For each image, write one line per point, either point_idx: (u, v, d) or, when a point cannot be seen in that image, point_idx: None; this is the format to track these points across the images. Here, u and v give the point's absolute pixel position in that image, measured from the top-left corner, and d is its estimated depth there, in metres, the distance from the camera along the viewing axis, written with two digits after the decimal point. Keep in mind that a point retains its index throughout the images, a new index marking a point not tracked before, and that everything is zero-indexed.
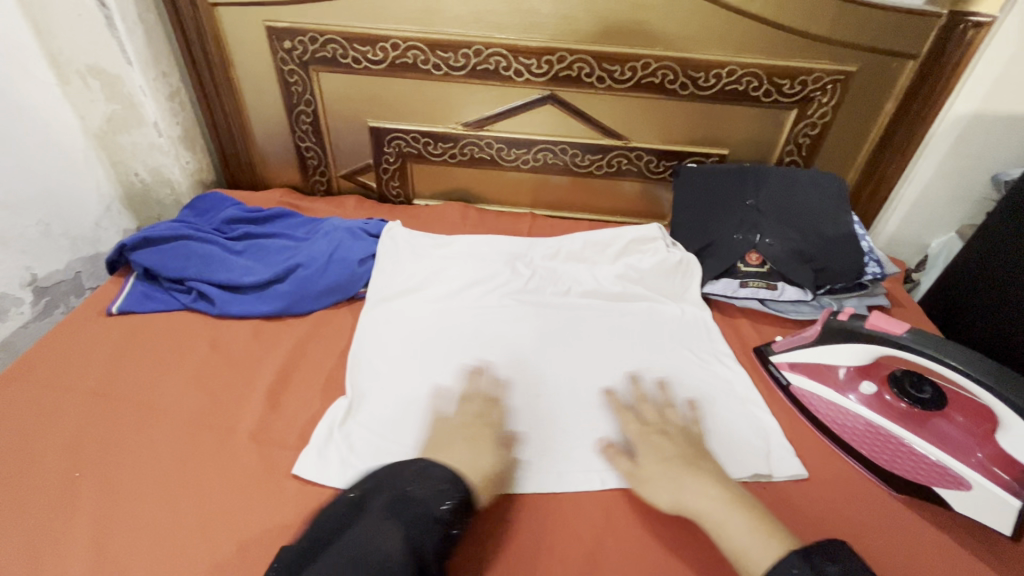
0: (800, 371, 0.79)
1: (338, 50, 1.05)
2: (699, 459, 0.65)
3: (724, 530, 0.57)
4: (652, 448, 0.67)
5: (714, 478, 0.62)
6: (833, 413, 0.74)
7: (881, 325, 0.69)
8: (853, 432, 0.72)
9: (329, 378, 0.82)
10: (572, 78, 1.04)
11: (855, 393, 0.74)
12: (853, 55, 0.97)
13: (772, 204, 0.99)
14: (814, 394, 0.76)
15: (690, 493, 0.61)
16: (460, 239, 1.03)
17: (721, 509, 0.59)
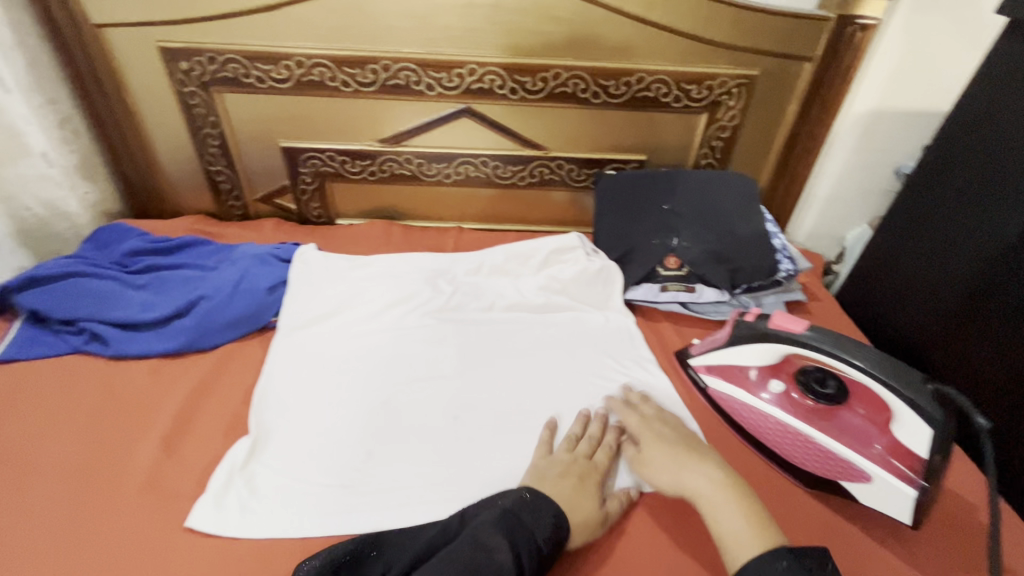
0: (716, 374, 0.79)
1: (239, 69, 1.00)
2: (700, 447, 0.68)
3: (716, 515, 0.60)
4: (658, 435, 0.70)
5: (713, 463, 0.65)
6: (747, 414, 0.75)
7: (783, 325, 0.70)
8: (766, 431, 0.72)
9: (233, 416, 0.77)
10: (485, 90, 1.03)
11: (766, 393, 0.74)
12: (754, 60, 1.01)
13: (687, 208, 1.01)
14: (728, 396, 0.77)
15: (692, 476, 0.64)
16: (379, 259, 1.00)
17: (718, 495, 0.61)
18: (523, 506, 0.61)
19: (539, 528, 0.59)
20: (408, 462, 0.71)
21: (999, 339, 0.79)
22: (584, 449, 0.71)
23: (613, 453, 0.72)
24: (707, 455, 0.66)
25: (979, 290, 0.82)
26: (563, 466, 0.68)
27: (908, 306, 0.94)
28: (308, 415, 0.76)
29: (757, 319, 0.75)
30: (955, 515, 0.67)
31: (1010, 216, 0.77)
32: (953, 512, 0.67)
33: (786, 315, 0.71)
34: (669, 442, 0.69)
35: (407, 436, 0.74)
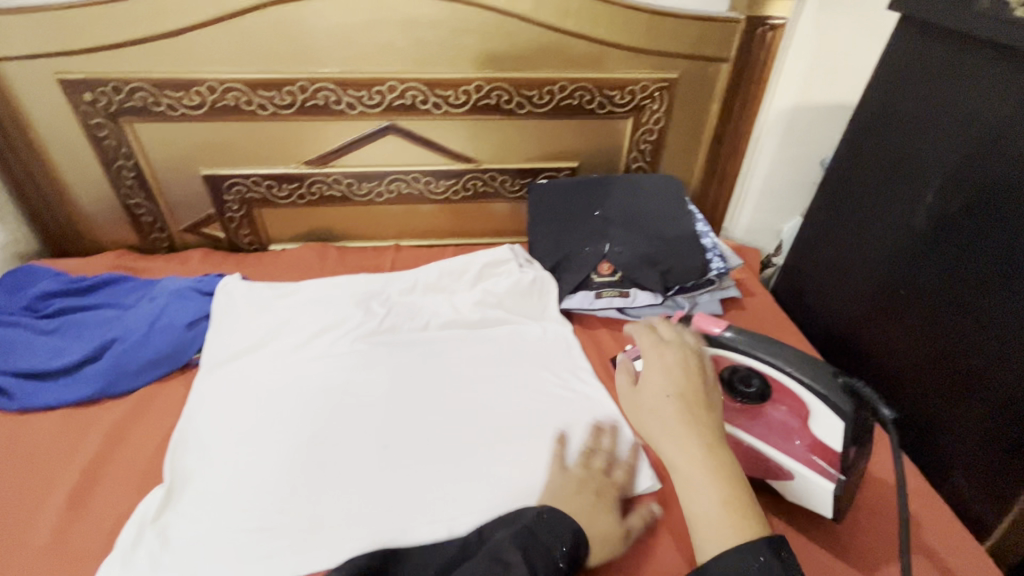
0: None
1: (147, 98, 0.96)
2: (702, 403, 0.58)
3: (686, 494, 0.54)
4: (665, 379, 0.60)
5: (710, 431, 0.56)
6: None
7: (704, 325, 0.70)
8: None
9: (150, 463, 0.73)
10: (407, 106, 1.01)
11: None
12: (672, 63, 1.02)
13: (618, 213, 1.02)
14: None
15: (676, 441, 0.56)
16: (308, 285, 0.97)
17: (696, 474, 0.54)
18: (562, 526, 0.59)
19: (557, 543, 0.58)
20: (336, 496, 0.69)
21: (910, 328, 0.80)
22: (599, 464, 0.70)
23: (625, 466, 0.71)
24: (705, 423, 0.57)
25: (891, 279, 0.83)
26: (580, 486, 0.66)
27: (833, 299, 0.96)
28: (228, 456, 0.72)
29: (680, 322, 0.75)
30: (876, 499, 0.68)
31: (914, 205, 0.79)
32: (876, 500, 0.68)
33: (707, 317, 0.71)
34: (667, 397, 0.58)
35: (337, 467, 0.72)
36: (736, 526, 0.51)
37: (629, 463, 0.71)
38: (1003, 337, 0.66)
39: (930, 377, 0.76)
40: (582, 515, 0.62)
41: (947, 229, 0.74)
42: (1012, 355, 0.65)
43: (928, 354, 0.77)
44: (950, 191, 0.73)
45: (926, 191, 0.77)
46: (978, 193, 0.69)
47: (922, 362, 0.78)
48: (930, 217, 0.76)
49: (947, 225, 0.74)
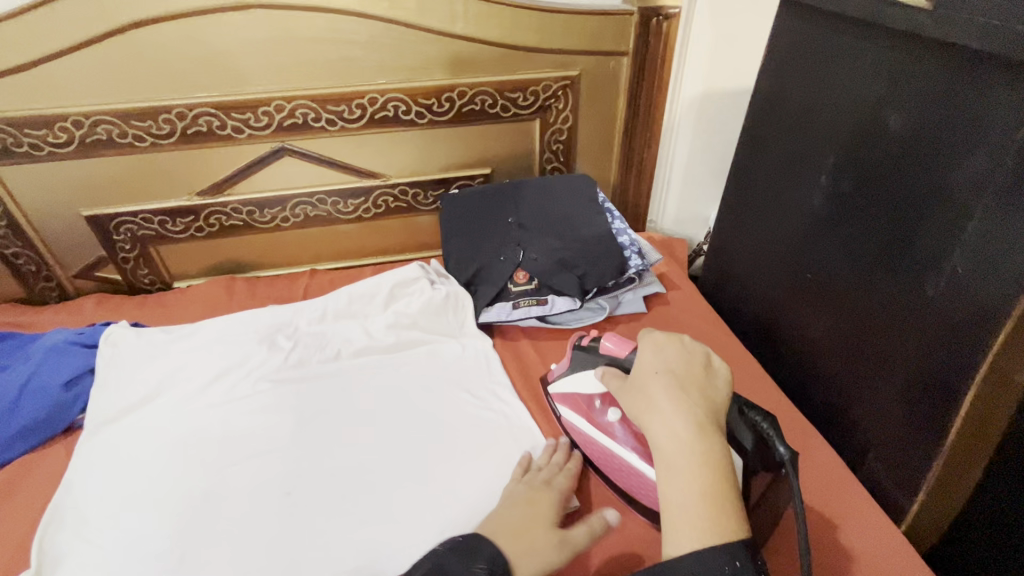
0: (569, 406, 0.74)
1: (7, 139, 0.89)
2: (696, 378, 0.56)
3: (668, 480, 0.50)
4: (655, 357, 0.59)
5: (702, 406, 0.54)
6: (592, 443, 0.71)
7: (611, 348, 0.68)
8: (610, 463, 0.69)
9: (20, 546, 0.66)
10: (300, 125, 0.96)
11: (606, 423, 0.70)
12: (572, 60, 1.00)
13: (531, 218, 0.99)
14: (579, 430, 0.73)
15: (662, 415, 0.53)
16: (206, 325, 0.90)
17: (682, 455, 0.51)
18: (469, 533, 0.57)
19: (479, 562, 0.54)
20: (232, 560, 0.64)
21: (821, 313, 0.79)
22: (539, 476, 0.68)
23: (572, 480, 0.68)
24: (698, 399, 0.54)
25: (799, 266, 0.83)
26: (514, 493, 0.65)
27: (755, 288, 0.95)
28: (113, 527, 0.67)
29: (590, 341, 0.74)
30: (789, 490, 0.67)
31: (811, 189, 0.78)
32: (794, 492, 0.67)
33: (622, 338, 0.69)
34: (658, 372, 0.57)
35: (234, 523, 0.67)
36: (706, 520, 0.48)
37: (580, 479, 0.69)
38: (902, 317, 0.65)
39: (843, 360, 0.76)
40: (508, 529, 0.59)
41: (842, 211, 0.73)
42: (909, 333, 0.64)
43: (838, 338, 0.76)
44: (840, 172, 0.73)
45: (820, 174, 0.76)
46: (864, 174, 0.69)
47: (835, 346, 0.77)
48: (826, 200, 0.76)
49: (842, 207, 0.73)
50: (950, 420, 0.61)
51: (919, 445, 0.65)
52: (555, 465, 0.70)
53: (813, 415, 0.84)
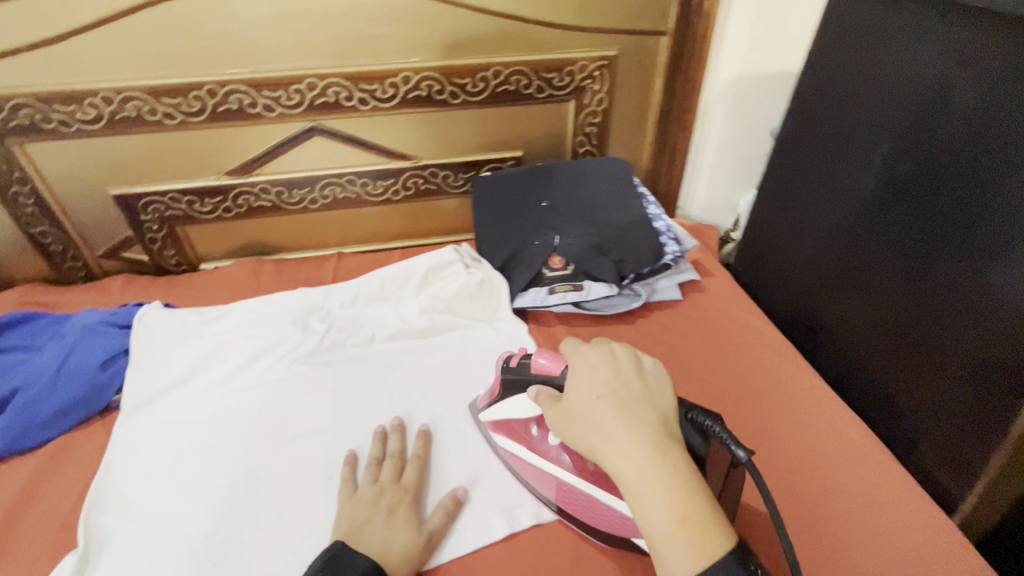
0: (503, 433, 0.70)
1: (35, 115, 0.87)
2: (635, 398, 0.54)
3: (644, 511, 0.49)
4: (591, 381, 0.57)
5: (649, 427, 0.52)
6: (537, 473, 0.67)
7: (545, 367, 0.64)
8: (559, 492, 0.65)
9: (60, 527, 0.66)
10: (331, 104, 0.94)
11: (549, 450, 0.66)
12: (609, 40, 0.97)
13: (565, 202, 0.96)
14: (520, 458, 0.68)
15: (615, 449, 0.52)
16: (236, 307, 0.89)
17: (644, 484, 0.50)
18: (349, 545, 0.57)
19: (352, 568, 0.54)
20: (274, 542, 0.63)
21: (867, 299, 0.78)
22: (388, 473, 0.66)
23: (421, 464, 0.68)
24: (645, 419, 0.53)
25: (845, 252, 0.81)
26: (370, 502, 0.62)
27: (794, 274, 0.93)
28: (154, 509, 0.66)
29: (518, 364, 0.67)
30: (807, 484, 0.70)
31: (863, 173, 0.76)
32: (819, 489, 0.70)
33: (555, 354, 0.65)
34: (599, 398, 0.55)
35: (272, 505, 0.66)
36: (693, 540, 0.47)
37: (422, 458, 0.69)
38: (964, 305, 0.64)
39: (891, 349, 0.75)
40: (373, 541, 0.58)
41: (897, 195, 0.71)
42: (971, 321, 0.63)
43: (888, 327, 0.75)
44: (897, 155, 0.71)
45: (875, 157, 0.74)
46: (925, 156, 0.67)
47: (884, 335, 0.76)
48: (879, 184, 0.74)
49: (896, 191, 0.71)
50: (1015, 410, 0.59)
51: (977, 434, 0.64)
52: (412, 451, 0.70)
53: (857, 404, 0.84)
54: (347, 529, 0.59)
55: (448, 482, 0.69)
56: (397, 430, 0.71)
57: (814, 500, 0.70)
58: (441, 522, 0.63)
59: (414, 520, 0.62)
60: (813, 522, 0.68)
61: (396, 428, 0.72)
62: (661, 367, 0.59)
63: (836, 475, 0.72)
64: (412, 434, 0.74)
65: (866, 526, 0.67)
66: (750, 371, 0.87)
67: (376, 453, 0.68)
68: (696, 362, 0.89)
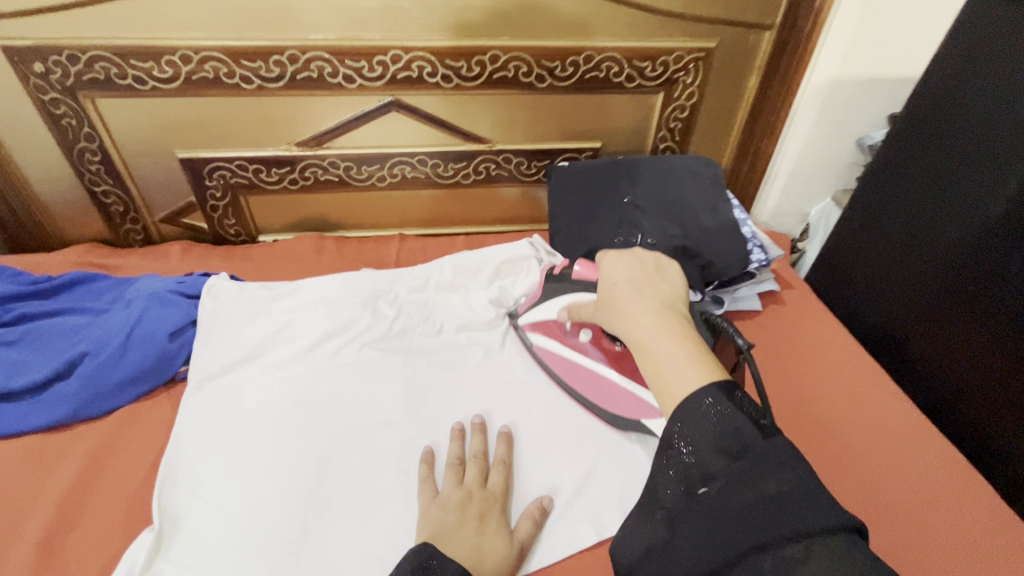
0: (538, 331, 0.79)
1: (111, 69, 0.83)
2: (647, 280, 0.59)
3: (645, 360, 0.52)
4: (611, 270, 0.62)
5: (659, 300, 0.56)
6: (563, 364, 0.76)
7: (586, 273, 0.75)
8: (581, 379, 0.74)
9: (130, 502, 0.64)
10: (414, 79, 0.90)
11: (577, 343, 0.75)
12: (708, 31, 0.93)
13: (649, 198, 0.91)
14: (550, 351, 0.77)
15: (625, 313, 0.56)
16: (305, 283, 0.86)
17: (650, 336, 0.53)
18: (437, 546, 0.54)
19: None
20: (352, 536, 0.61)
21: (977, 322, 0.76)
22: (474, 475, 0.63)
23: (506, 469, 0.65)
24: (654, 296, 0.57)
25: (958, 275, 0.79)
26: (458, 506, 0.59)
27: (887, 290, 0.91)
28: (231, 490, 0.63)
29: (561, 273, 0.81)
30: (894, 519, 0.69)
31: (989, 196, 0.74)
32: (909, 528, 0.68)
33: (590, 263, 0.76)
34: (615, 282, 0.60)
35: (350, 493, 0.64)
36: (683, 373, 0.49)
37: (506, 463, 0.66)
38: None
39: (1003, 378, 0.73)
40: (461, 545, 0.55)
41: None
42: None
43: (1002, 353, 0.73)
44: None
45: (1005, 178, 0.71)
46: None
47: (994, 361, 0.74)
48: (1010, 207, 0.71)
49: None
50: None
51: None
52: (496, 453, 0.67)
53: (955, 433, 0.82)
54: (436, 531, 0.57)
55: (531, 487, 0.66)
56: (478, 429, 0.69)
57: (883, 513, 0.70)
58: (529, 532, 0.60)
59: (503, 530, 0.59)
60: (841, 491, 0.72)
61: (476, 427, 0.69)
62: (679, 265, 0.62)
63: (885, 468, 0.75)
64: (492, 435, 0.71)
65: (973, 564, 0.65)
66: (831, 387, 0.84)
67: (456, 452, 0.65)
68: (771, 373, 0.86)
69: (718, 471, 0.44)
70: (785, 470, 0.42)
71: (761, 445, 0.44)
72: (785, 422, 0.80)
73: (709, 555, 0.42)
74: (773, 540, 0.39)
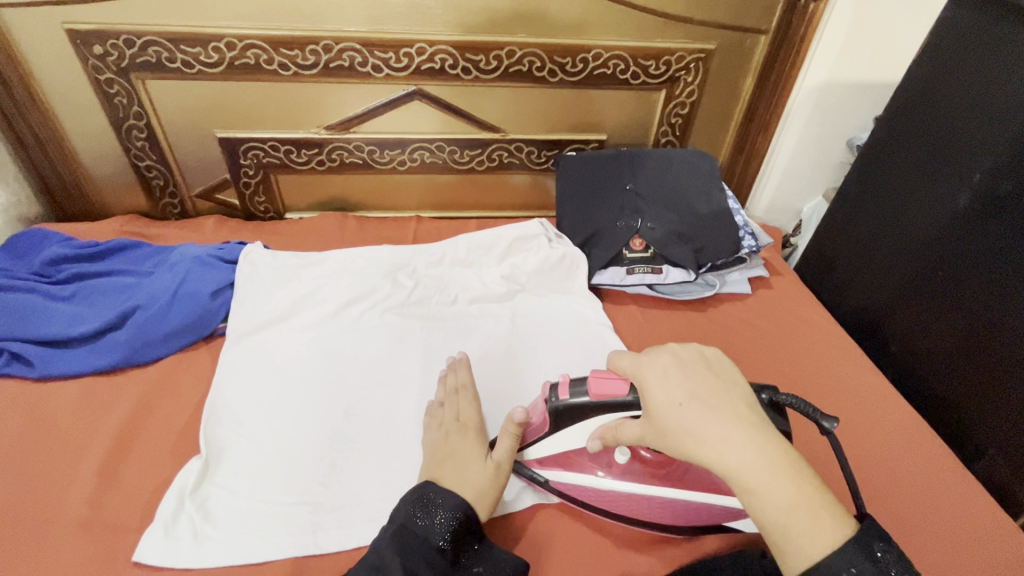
0: (553, 466, 0.67)
1: (162, 53, 0.91)
2: (715, 394, 0.53)
3: (754, 501, 0.49)
4: (667, 387, 0.54)
5: (736, 418, 0.51)
6: (598, 493, 0.65)
7: (603, 391, 0.60)
8: (637, 507, 0.64)
9: (179, 436, 0.72)
10: (436, 70, 0.98)
11: (615, 471, 0.64)
12: (709, 34, 1.00)
13: (649, 187, 0.99)
14: (580, 487, 0.65)
15: (713, 446, 0.50)
16: (332, 254, 0.94)
17: (752, 473, 0.49)
18: (431, 485, 0.60)
19: (440, 511, 0.57)
20: (373, 471, 0.68)
21: (947, 306, 0.84)
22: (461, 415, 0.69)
23: (470, 395, 0.70)
24: (730, 415, 0.52)
25: (930, 263, 0.86)
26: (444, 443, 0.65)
27: (866, 278, 0.99)
28: (266, 429, 0.71)
29: (569, 395, 0.62)
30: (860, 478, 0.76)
31: (957, 190, 0.81)
32: (872, 485, 0.76)
33: (600, 375, 0.61)
34: (681, 404, 0.53)
35: (370, 436, 0.72)
36: (807, 521, 0.47)
37: (467, 386, 0.71)
38: None
39: (966, 356, 0.81)
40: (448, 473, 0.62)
41: (992, 213, 0.76)
42: None
43: (967, 333, 0.81)
44: (998, 174, 0.75)
45: (972, 175, 0.79)
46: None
47: (960, 341, 0.82)
48: (976, 200, 0.78)
49: (992, 207, 0.76)
50: None
51: None
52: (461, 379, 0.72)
53: (921, 402, 0.90)
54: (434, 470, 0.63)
55: None
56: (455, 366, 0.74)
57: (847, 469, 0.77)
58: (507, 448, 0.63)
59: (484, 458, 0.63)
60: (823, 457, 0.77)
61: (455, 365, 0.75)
62: (723, 355, 0.58)
63: (859, 434, 0.82)
64: (500, 393, 0.78)
65: (929, 515, 0.73)
66: (809, 363, 0.92)
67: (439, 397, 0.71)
68: (759, 349, 0.94)
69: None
70: None
71: None
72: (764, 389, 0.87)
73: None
74: None
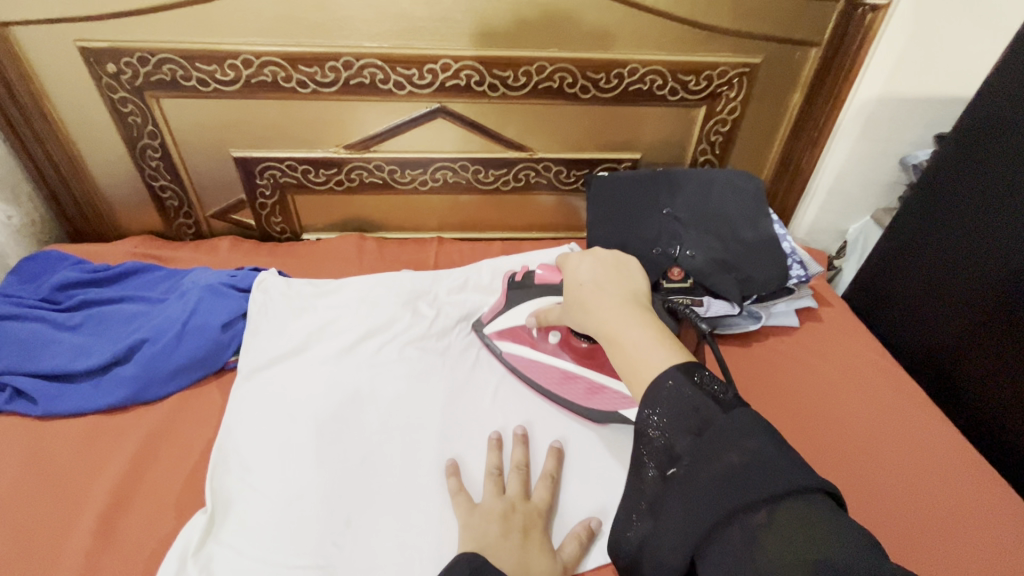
0: (506, 338, 0.79)
1: (177, 71, 0.87)
2: (610, 279, 0.62)
3: (616, 347, 0.55)
4: (575, 270, 0.65)
5: (622, 293, 0.60)
6: (537, 371, 0.76)
7: (547, 275, 0.75)
8: (555, 379, 0.75)
9: (184, 484, 0.67)
10: (461, 87, 0.92)
11: (549, 348, 0.76)
12: (754, 47, 0.93)
13: (688, 211, 0.92)
14: (518, 358, 0.78)
15: (592, 307, 0.59)
16: (351, 282, 0.88)
17: (617, 325, 0.56)
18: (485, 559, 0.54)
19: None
20: (392, 531, 0.62)
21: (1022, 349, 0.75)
22: (515, 489, 0.63)
23: (552, 484, 0.65)
24: (618, 292, 0.60)
25: (997, 296, 0.79)
26: (494, 518, 0.60)
27: (929, 315, 0.90)
28: (276, 478, 0.66)
29: (523, 277, 0.78)
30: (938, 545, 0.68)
31: None
32: (949, 549, 0.67)
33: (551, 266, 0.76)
34: (581, 283, 0.63)
35: (388, 487, 0.66)
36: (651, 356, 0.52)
37: (552, 476, 0.66)
38: None
39: None
40: (509, 556, 0.56)
41: None
42: None
43: None
44: None
45: None
46: None
47: None
48: None
49: None
50: None
51: None
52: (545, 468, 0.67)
53: (992, 458, 0.81)
54: (475, 543, 0.57)
55: (575, 507, 0.65)
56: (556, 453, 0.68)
57: (922, 536, 0.69)
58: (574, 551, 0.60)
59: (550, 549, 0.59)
60: (889, 525, 0.70)
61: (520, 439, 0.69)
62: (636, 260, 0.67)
63: (935, 495, 0.73)
64: (538, 448, 0.71)
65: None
66: (870, 407, 0.83)
67: (495, 463, 0.66)
68: (809, 389, 0.85)
69: (680, 446, 0.47)
70: (746, 442, 0.44)
71: (720, 420, 0.46)
72: (820, 437, 0.79)
73: (692, 525, 0.43)
74: (741, 506, 0.41)
